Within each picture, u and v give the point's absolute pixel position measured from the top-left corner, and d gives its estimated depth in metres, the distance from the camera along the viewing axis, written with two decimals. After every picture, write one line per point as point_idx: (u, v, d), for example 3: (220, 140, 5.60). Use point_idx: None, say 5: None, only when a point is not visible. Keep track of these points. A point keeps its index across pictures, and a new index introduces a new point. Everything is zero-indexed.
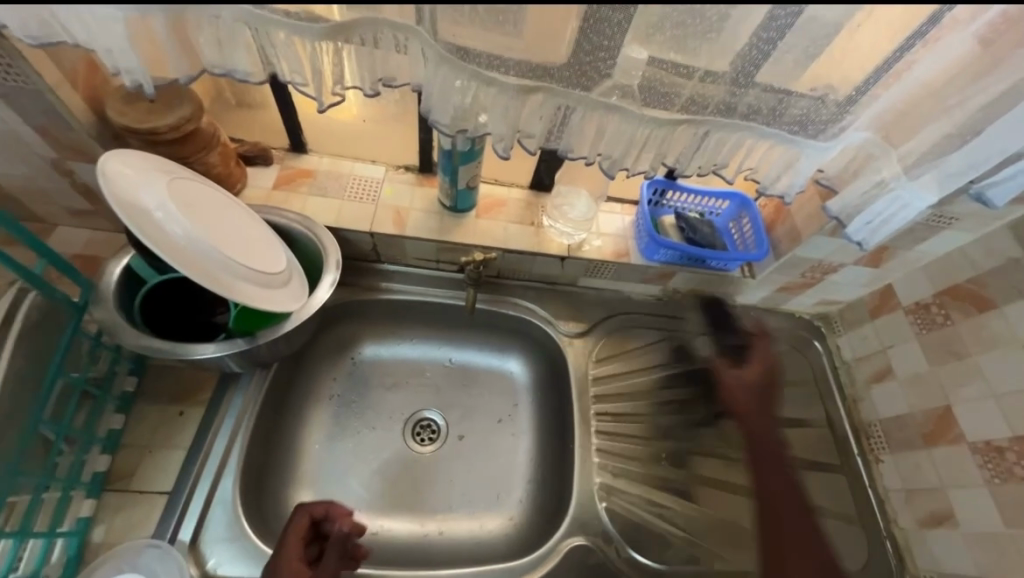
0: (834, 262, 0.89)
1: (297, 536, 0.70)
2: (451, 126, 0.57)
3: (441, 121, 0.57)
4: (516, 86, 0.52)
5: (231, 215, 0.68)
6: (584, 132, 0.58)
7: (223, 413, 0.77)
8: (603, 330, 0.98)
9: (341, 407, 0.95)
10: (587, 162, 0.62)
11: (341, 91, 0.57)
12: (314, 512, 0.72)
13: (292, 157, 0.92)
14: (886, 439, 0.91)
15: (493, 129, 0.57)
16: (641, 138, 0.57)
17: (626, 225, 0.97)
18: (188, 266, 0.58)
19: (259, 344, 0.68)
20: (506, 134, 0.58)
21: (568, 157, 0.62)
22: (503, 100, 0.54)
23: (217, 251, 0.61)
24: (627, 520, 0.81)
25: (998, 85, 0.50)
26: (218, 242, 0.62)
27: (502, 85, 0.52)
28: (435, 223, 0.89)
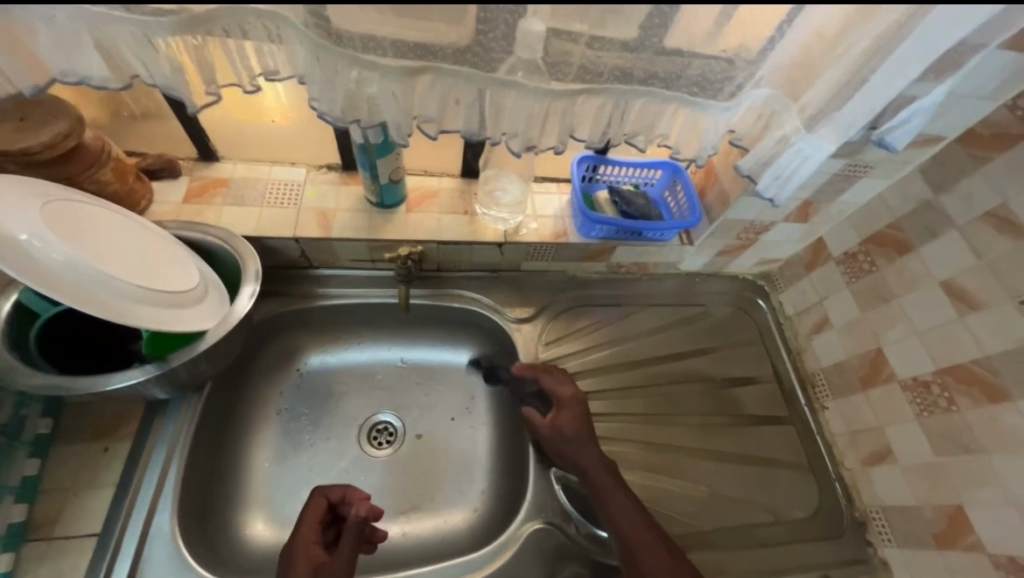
0: (765, 221, 0.90)
1: (314, 519, 0.70)
2: (344, 117, 0.55)
3: (332, 113, 0.54)
4: (398, 68, 0.50)
5: (124, 234, 0.64)
6: (483, 111, 0.56)
7: (153, 444, 0.73)
8: (550, 312, 0.98)
9: (290, 420, 0.92)
10: (494, 142, 0.60)
11: (215, 90, 0.53)
12: (330, 495, 0.73)
13: (202, 167, 0.87)
14: (829, 386, 0.94)
15: (388, 116, 0.55)
16: (542, 112, 0.56)
17: (561, 205, 0.96)
18: (71, 296, 0.54)
19: (172, 367, 0.64)
20: (403, 121, 0.56)
21: (473, 139, 0.60)
22: (390, 85, 0.52)
23: (105, 274, 0.58)
24: (586, 497, 0.81)
25: (876, 30, 0.50)
26: (105, 265, 0.59)
27: (383, 68, 0.50)
28: (364, 222, 0.86)
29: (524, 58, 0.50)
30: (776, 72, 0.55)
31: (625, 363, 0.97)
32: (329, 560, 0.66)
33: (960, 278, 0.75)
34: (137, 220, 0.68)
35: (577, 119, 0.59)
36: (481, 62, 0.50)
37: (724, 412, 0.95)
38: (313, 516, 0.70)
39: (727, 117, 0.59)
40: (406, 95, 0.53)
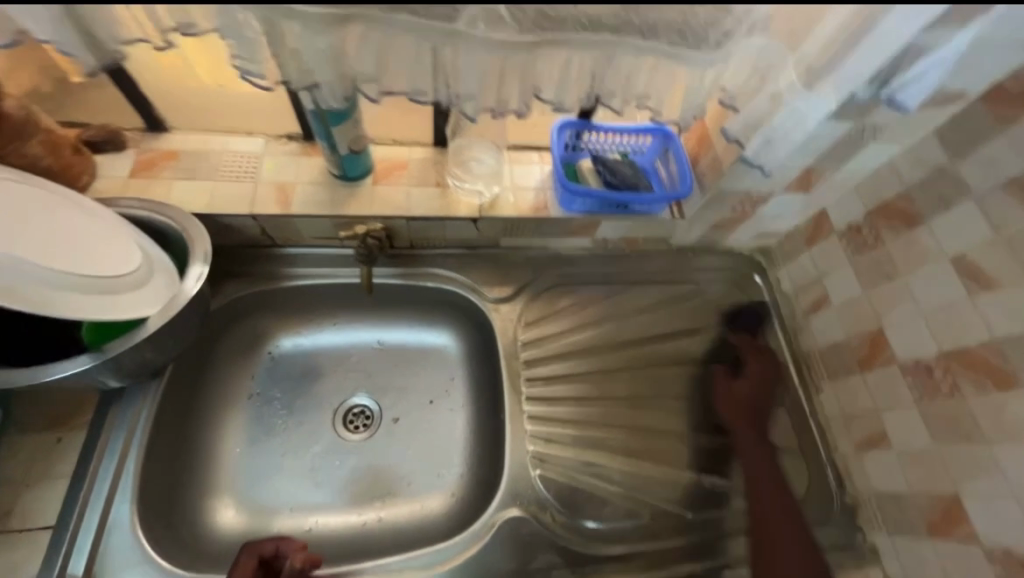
0: (762, 192, 0.83)
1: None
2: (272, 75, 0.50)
3: (255, 72, 0.49)
4: (321, 16, 0.43)
5: (52, 218, 0.60)
6: (425, 69, 0.50)
7: (109, 433, 0.70)
8: (531, 291, 0.93)
9: (262, 404, 0.89)
10: (445, 104, 0.55)
11: (118, 48, 0.47)
12: (262, 551, 0.69)
13: (151, 138, 0.80)
14: (825, 367, 0.89)
15: (321, 77, 0.50)
16: (496, 67, 0.50)
17: (542, 176, 0.89)
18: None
19: (109, 357, 0.61)
20: (338, 82, 0.51)
21: (421, 103, 0.54)
22: (313, 39, 0.45)
23: (24, 266, 0.55)
24: (562, 485, 0.79)
25: None
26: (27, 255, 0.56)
27: (303, 16, 0.43)
28: (326, 196, 0.80)
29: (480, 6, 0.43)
30: (773, 15, 0.47)
31: (610, 344, 0.92)
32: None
33: (973, 253, 0.68)
34: (69, 195, 0.63)
35: (542, 76, 0.52)
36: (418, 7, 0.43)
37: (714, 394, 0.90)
38: (242, 576, 0.67)
39: (712, 71, 0.52)
40: (340, 49, 0.47)
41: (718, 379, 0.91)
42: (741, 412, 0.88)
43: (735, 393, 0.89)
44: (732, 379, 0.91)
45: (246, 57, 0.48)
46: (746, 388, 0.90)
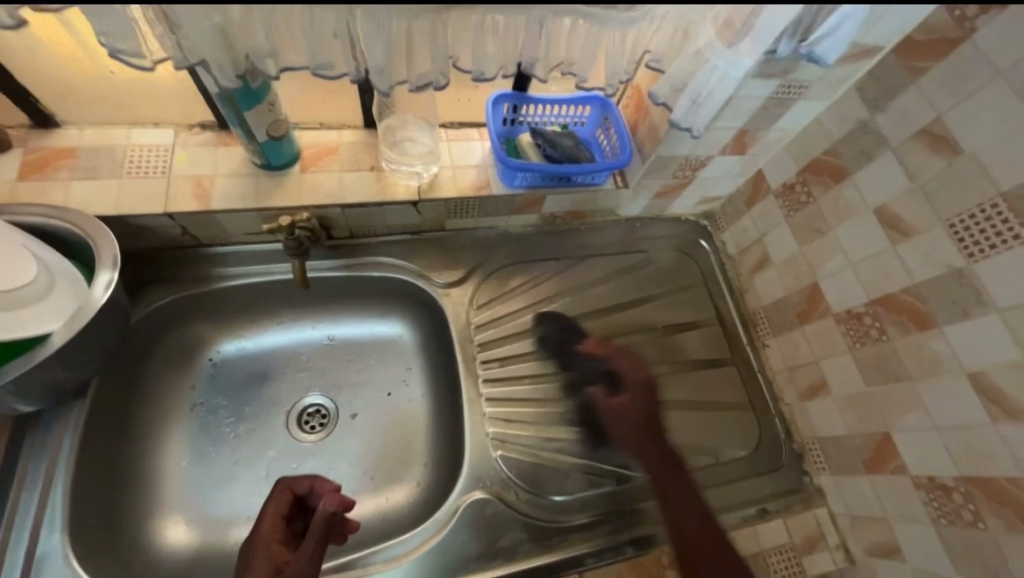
0: (700, 156, 0.84)
1: (276, 513, 0.66)
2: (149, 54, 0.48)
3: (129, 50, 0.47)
4: None
5: None
6: (327, 41, 0.48)
7: (27, 461, 0.65)
8: (482, 273, 0.92)
9: (208, 414, 0.84)
10: (353, 79, 0.53)
11: None
12: (296, 488, 0.69)
13: (41, 135, 0.72)
14: (769, 324, 0.93)
15: (207, 53, 0.47)
16: (403, 34, 0.48)
17: (482, 153, 0.86)
18: None
19: (8, 382, 0.56)
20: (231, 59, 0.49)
21: (328, 78, 0.52)
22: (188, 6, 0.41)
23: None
24: (524, 462, 0.79)
25: None
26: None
27: None
28: (250, 188, 0.75)
29: None
30: None
31: (565, 320, 0.92)
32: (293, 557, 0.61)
33: (892, 203, 0.71)
34: None
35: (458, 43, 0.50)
36: None
37: (667, 359, 0.93)
38: (277, 509, 0.67)
39: (632, 33, 0.51)
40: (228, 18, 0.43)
41: (598, 392, 0.79)
42: (630, 425, 0.75)
43: (619, 409, 0.76)
44: (620, 395, 0.78)
45: (113, 33, 0.45)
46: (638, 404, 0.76)
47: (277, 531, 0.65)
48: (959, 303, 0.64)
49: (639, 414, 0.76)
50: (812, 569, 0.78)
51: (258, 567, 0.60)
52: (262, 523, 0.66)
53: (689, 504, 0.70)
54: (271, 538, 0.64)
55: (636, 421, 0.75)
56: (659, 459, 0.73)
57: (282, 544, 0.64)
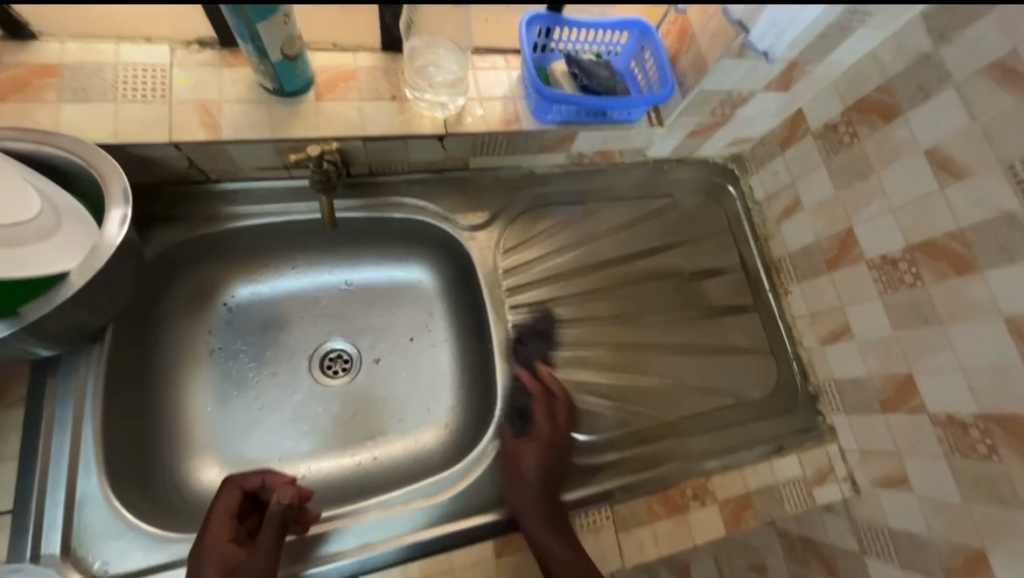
0: (743, 91, 0.79)
1: (226, 514, 0.63)
2: None
3: None
4: None
5: None
6: None
7: (52, 406, 0.62)
8: (508, 215, 0.88)
9: (228, 359, 0.82)
10: None
11: None
12: (246, 486, 0.66)
13: (16, 50, 0.63)
14: (794, 270, 0.93)
15: None
16: None
17: (511, 83, 0.79)
18: None
19: (32, 321, 0.52)
20: None
21: None
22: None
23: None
24: (556, 404, 0.80)
25: None
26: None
27: None
28: (262, 117, 0.68)
29: None
30: None
31: (591, 265, 0.91)
32: (249, 555, 0.60)
33: (947, 144, 0.68)
34: None
35: None
36: None
37: (692, 305, 0.93)
38: (225, 510, 0.63)
39: None
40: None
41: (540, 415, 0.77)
42: (531, 453, 0.74)
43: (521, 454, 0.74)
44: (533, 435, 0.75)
45: None
46: (548, 430, 0.76)
47: (229, 531, 0.62)
48: (1005, 248, 0.64)
49: (540, 466, 0.72)
50: (821, 498, 0.84)
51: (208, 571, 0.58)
52: (210, 524, 0.62)
53: (540, 523, 0.68)
54: (221, 540, 0.61)
55: (533, 476, 0.72)
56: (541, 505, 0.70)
57: (234, 543, 0.61)
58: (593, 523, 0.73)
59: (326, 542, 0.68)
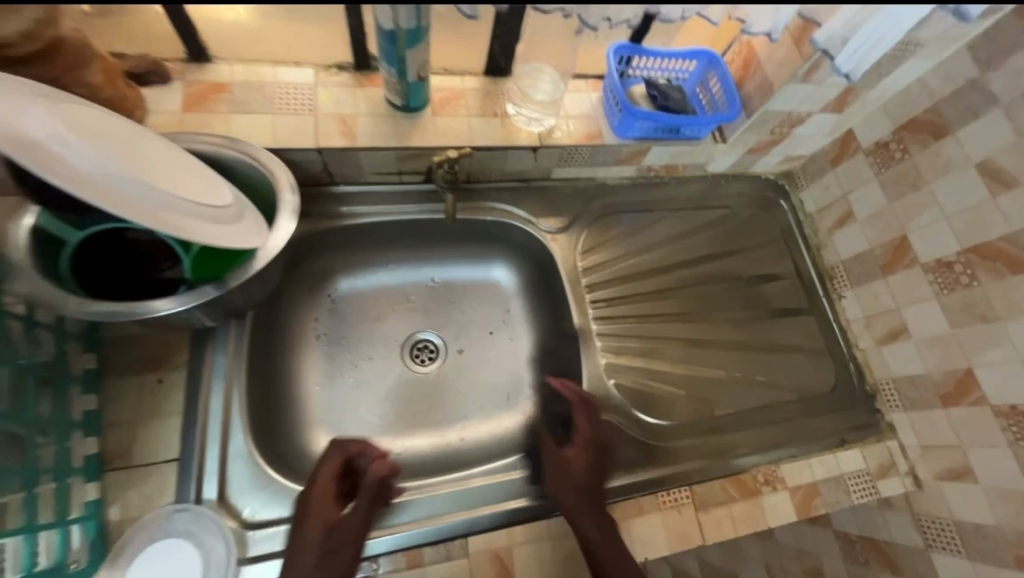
0: (803, 112, 0.88)
1: (329, 475, 0.66)
2: None
3: None
4: None
5: (146, 145, 0.56)
6: None
7: (209, 372, 0.71)
8: (583, 221, 0.97)
9: (331, 344, 0.91)
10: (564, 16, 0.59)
11: None
12: (349, 450, 0.69)
13: (195, 70, 0.75)
14: (847, 276, 1.00)
15: None
16: None
17: (594, 103, 0.89)
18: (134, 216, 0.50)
19: (231, 288, 0.61)
20: None
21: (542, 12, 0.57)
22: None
23: (141, 181, 0.51)
24: (633, 391, 0.89)
25: None
26: (138, 178, 0.51)
27: None
28: (389, 128, 0.79)
29: None
30: None
31: (658, 267, 0.99)
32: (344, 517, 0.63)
33: (997, 157, 0.76)
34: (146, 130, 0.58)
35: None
36: None
37: (752, 306, 1.00)
38: (330, 471, 0.66)
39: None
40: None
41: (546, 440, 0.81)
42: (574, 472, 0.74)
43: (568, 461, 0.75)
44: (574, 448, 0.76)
45: None
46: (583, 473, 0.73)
47: (330, 490, 0.65)
48: None
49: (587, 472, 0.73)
50: (885, 491, 0.88)
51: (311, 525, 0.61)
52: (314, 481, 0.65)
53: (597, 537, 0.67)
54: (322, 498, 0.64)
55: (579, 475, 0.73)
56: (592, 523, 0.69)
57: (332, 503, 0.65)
58: (674, 501, 0.78)
59: (405, 510, 0.75)
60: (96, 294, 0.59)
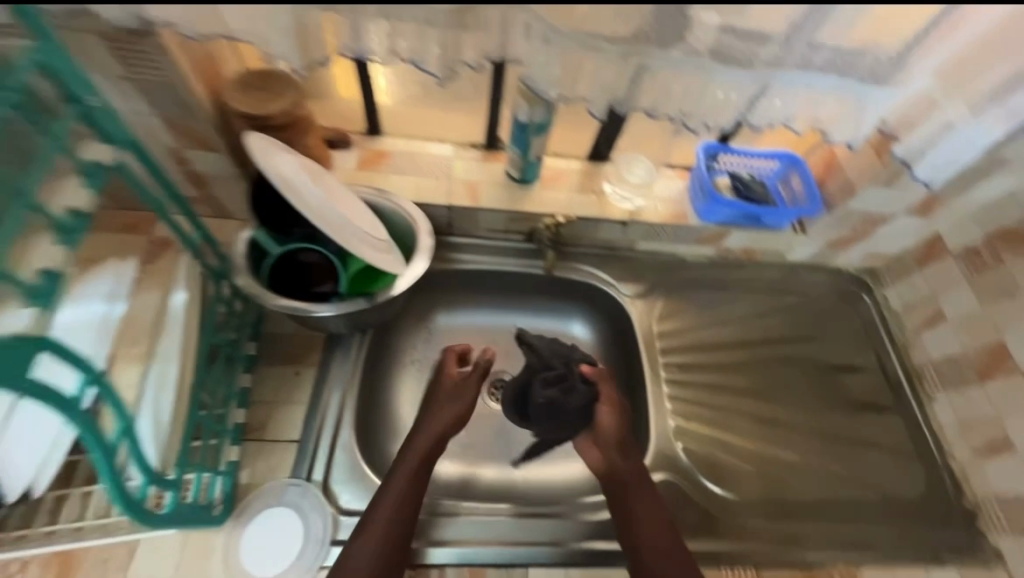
0: (885, 213, 0.94)
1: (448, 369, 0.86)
2: (550, 90, 0.66)
3: (541, 86, 0.65)
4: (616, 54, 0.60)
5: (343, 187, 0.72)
6: (663, 93, 0.66)
7: (333, 371, 0.84)
8: (661, 290, 1.06)
9: (422, 369, 1.02)
10: (669, 120, 0.70)
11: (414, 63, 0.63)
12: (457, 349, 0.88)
13: (369, 140, 0.98)
14: (939, 378, 0.97)
15: (590, 96, 0.66)
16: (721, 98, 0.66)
17: (681, 190, 1.02)
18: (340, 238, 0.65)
19: (378, 302, 0.74)
20: (600, 99, 0.67)
21: (654, 118, 0.70)
22: (604, 68, 0.62)
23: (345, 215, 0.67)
24: (704, 457, 0.90)
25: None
26: (332, 203, 0.66)
27: (605, 53, 0.60)
28: (505, 195, 0.97)
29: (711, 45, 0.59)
30: (942, 66, 0.63)
31: (733, 341, 1.04)
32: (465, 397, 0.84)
33: None
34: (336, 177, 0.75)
35: (753, 107, 0.68)
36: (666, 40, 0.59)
37: (832, 396, 1.00)
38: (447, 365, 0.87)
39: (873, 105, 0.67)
40: (613, 80, 0.64)
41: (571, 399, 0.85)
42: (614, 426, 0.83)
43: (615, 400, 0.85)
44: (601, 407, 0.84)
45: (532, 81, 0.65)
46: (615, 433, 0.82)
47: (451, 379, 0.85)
48: None
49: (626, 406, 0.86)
50: None
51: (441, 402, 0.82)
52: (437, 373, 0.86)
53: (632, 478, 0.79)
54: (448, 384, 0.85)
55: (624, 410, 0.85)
56: (627, 462, 0.80)
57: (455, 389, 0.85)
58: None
59: (476, 530, 0.79)
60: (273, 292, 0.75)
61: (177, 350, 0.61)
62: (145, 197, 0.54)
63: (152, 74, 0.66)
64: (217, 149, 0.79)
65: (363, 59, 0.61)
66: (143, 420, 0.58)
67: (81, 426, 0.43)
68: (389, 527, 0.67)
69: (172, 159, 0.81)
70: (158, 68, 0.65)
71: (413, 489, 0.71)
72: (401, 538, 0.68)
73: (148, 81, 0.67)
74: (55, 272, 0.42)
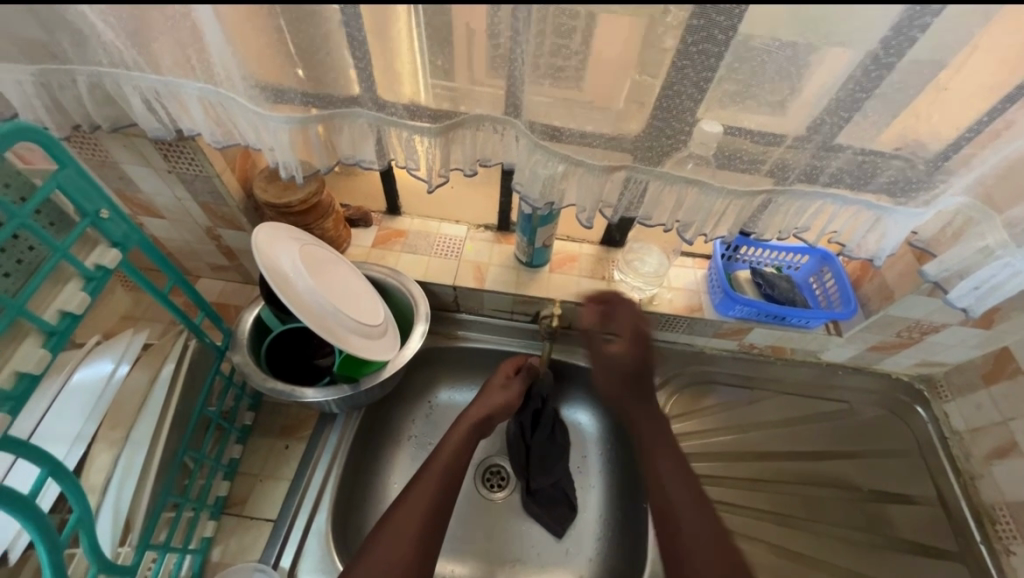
0: (935, 321, 0.81)
1: (505, 372, 0.91)
2: (539, 200, 0.67)
3: (530, 196, 0.67)
4: (602, 166, 0.61)
5: (338, 270, 0.75)
6: (662, 203, 0.65)
7: (321, 448, 0.84)
8: (676, 385, 0.99)
9: (417, 447, 0.99)
10: (665, 228, 0.68)
11: (411, 165, 0.66)
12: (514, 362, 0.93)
13: (388, 219, 1.03)
14: (1017, 527, 0.81)
15: (579, 202, 0.67)
16: (720, 209, 0.63)
17: (697, 279, 0.96)
18: (315, 322, 0.65)
19: (361, 389, 0.75)
20: (589, 206, 0.66)
21: (647, 224, 0.69)
22: (590, 179, 0.63)
23: (326, 302, 0.68)
24: None
25: None
26: (323, 292, 0.69)
27: (590, 166, 0.61)
28: (512, 277, 0.96)
29: (698, 152, 0.58)
30: (975, 183, 0.57)
31: (752, 452, 0.95)
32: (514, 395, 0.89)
33: None
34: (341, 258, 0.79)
35: (758, 218, 0.65)
36: (655, 156, 0.60)
37: (870, 528, 0.88)
38: (508, 366, 0.92)
39: (888, 220, 0.61)
40: (602, 188, 0.64)
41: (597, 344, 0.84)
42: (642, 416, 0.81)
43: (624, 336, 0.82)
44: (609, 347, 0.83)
45: (527, 187, 0.66)
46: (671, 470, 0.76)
47: (502, 379, 0.90)
48: None
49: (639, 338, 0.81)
50: None
51: (494, 397, 0.88)
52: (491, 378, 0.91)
53: (676, 497, 0.74)
54: (498, 383, 0.90)
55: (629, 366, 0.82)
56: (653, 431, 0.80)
57: (502, 388, 0.89)
58: None
59: None
60: (268, 368, 0.78)
61: (147, 438, 0.63)
62: (147, 290, 0.62)
63: (192, 168, 0.74)
64: (241, 227, 0.86)
65: (361, 165, 0.67)
66: (104, 508, 0.59)
67: (32, 532, 0.46)
68: (405, 533, 0.69)
69: (207, 234, 0.89)
70: (196, 165, 0.73)
71: (430, 495, 0.73)
72: (416, 549, 0.68)
73: (187, 174, 0.75)
74: (31, 375, 0.51)
